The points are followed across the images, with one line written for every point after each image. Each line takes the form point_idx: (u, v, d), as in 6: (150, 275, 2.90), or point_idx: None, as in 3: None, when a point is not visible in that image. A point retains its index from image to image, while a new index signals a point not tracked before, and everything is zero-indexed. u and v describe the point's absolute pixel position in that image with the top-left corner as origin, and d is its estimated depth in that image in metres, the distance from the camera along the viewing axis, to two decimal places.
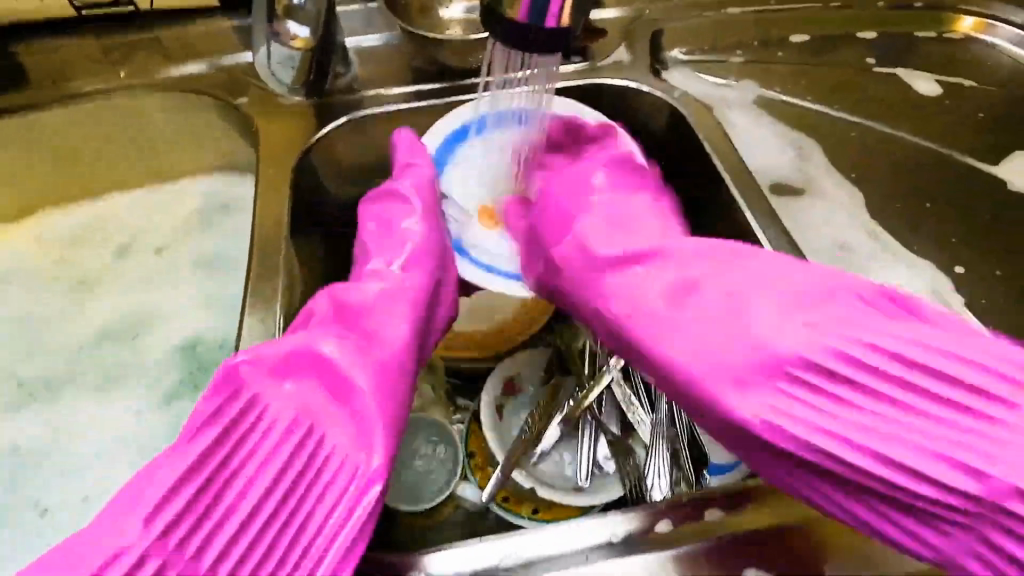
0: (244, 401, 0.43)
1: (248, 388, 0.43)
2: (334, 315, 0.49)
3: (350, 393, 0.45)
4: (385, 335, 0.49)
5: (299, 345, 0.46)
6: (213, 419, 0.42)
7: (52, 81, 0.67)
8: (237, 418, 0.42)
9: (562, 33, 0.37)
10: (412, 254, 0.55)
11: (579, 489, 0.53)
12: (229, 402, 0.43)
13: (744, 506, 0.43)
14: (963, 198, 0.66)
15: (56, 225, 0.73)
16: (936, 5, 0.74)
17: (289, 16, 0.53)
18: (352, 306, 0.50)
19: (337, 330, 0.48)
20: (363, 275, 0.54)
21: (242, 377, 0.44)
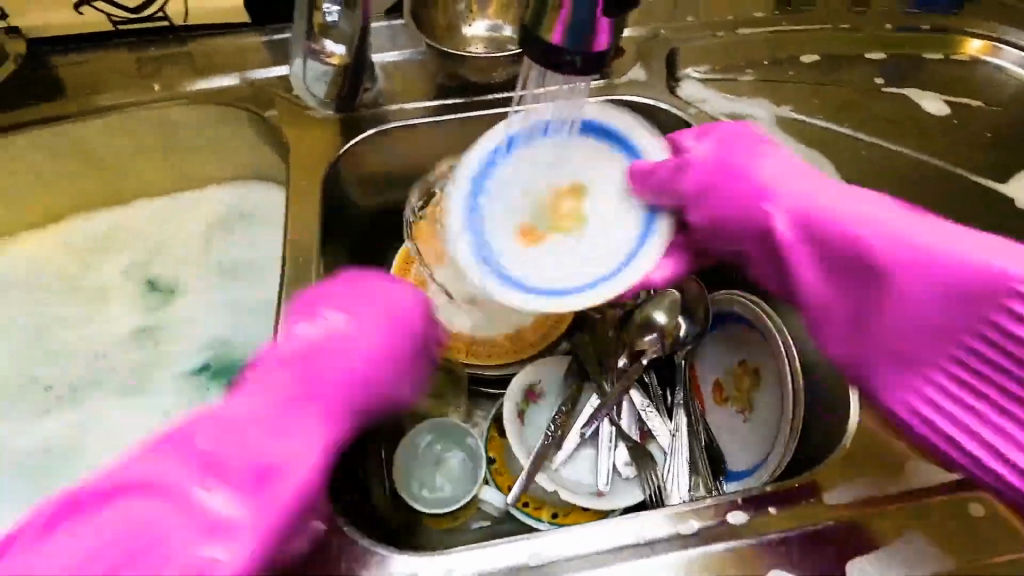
0: (155, 538, 0.39)
1: (159, 523, 0.40)
2: (261, 434, 0.44)
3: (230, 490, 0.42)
4: (285, 436, 0.45)
5: (224, 495, 0.41)
6: (112, 543, 0.39)
7: (87, 93, 0.69)
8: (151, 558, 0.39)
9: (600, 56, 0.39)
10: (348, 359, 0.50)
11: (600, 494, 0.54)
12: (132, 542, 0.39)
13: (770, 510, 0.43)
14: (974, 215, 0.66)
15: (85, 231, 0.75)
16: (940, 28, 0.77)
17: (324, 34, 0.56)
18: (283, 423, 0.46)
19: (268, 476, 0.43)
20: (310, 367, 0.48)
21: (144, 509, 0.40)
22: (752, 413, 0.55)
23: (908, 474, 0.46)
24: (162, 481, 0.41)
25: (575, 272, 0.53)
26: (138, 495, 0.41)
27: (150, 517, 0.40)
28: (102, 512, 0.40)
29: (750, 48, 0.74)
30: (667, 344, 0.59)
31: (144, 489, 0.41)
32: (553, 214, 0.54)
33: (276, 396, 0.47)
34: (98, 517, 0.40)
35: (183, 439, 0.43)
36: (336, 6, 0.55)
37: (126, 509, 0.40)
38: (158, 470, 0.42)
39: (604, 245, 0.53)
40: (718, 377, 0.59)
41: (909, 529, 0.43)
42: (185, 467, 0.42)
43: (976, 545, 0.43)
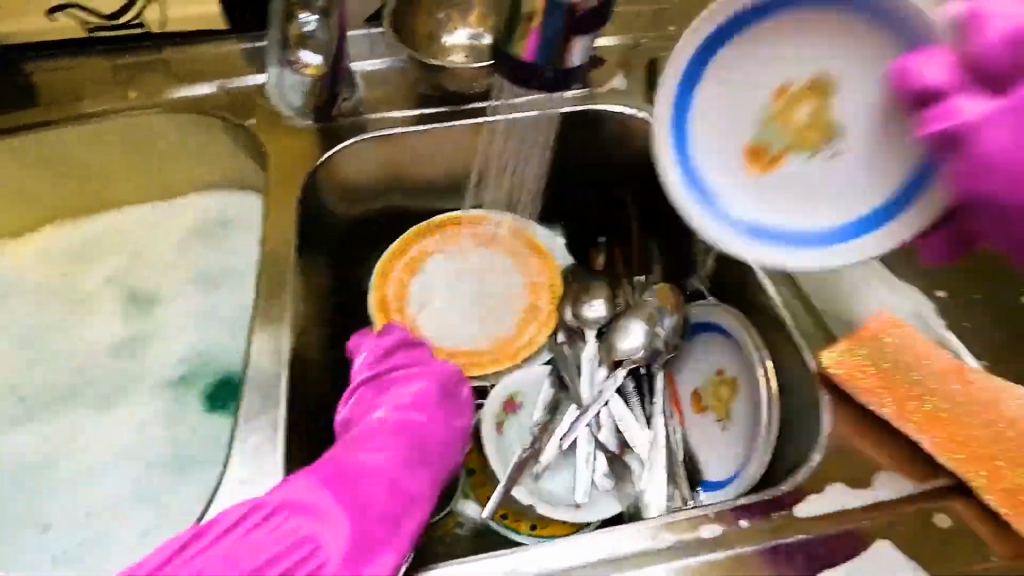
0: (314, 558, 0.40)
1: (320, 544, 0.41)
2: (391, 479, 0.45)
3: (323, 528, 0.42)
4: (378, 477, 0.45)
5: (369, 532, 0.42)
6: (281, 558, 0.40)
7: (62, 101, 0.68)
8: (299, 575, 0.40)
9: None
10: (432, 426, 0.51)
11: (578, 506, 0.54)
12: (284, 562, 0.40)
13: (743, 523, 0.41)
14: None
15: (60, 240, 0.74)
16: None
17: (302, 45, 0.56)
18: (403, 472, 0.47)
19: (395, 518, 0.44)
20: (410, 427, 0.50)
21: (298, 532, 0.41)
22: (730, 422, 0.56)
23: (878, 483, 0.43)
24: (319, 508, 0.42)
25: (833, 206, 0.50)
26: (299, 516, 0.41)
27: (314, 537, 0.41)
28: (261, 526, 0.41)
29: None
30: (645, 356, 0.60)
31: (315, 514, 0.42)
32: (787, 123, 0.52)
33: (385, 444, 0.48)
34: (273, 533, 0.41)
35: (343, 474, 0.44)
36: (314, 16, 0.55)
37: (275, 531, 0.41)
38: (311, 494, 0.42)
39: (860, 178, 0.49)
40: (697, 387, 0.59)
41: (883, 541, 0.40)
42: (345, 499, 0.43)
43: (960, 560, 0.40)
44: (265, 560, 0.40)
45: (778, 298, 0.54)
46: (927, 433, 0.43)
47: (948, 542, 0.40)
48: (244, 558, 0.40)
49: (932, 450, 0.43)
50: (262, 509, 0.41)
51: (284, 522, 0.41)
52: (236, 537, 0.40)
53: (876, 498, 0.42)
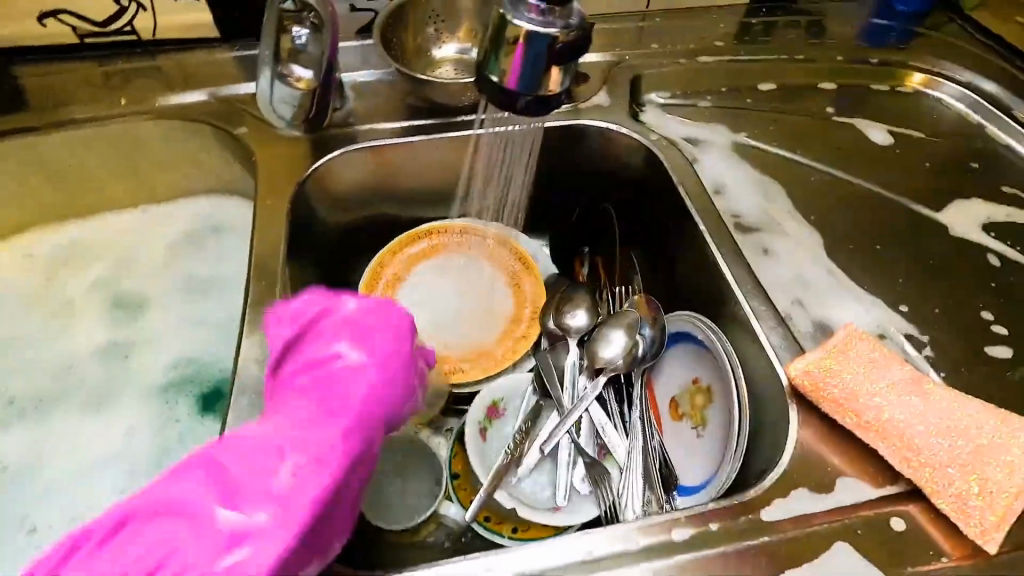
0: (181, 559, 0.35)
1: (200, 533, 0.35)
2: (286, 451, 0.39)
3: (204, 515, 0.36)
4: (269, 444, 0.39)
5: (246, 516, 0.36)
6: (157, 554, 0.35)
7: (51, 106, 0.69)
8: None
9: (547, 99, 0.41)
10: (352, 378, 0.44)
11: (557, 510, 0.55)
12: (148, 566, 0.35)
13: (713, 526, 0.43)
14: (932, 234, 0.67)
15: (48, 244, 0.75)
16: (887, 61, 0.82)
17: (293, 58, 0.57)
18: (303, 439, 0.40)
19: (286, 495, 0.37)
20: (322, 388, 0.43)
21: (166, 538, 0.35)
22: (705, 428, 0.58)
23: (839, 488, 0.45)
24: (186, 502, 0.36)
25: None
26: (166, 515, 0.36)
27: (182, 537, 0.35)
28: (143, 521, 0.36)
29: (711, 77, 0.77)
30: (623, 365, 0.62)
31: (184, 512, 0.36)
32: None
33: (290, 412, 0.42)
34: (137, 539, 0.35)
35: (232, 451, 0.38)
36: (305, 30, 0.57)
37: (139, 539, 0.35)
38: (179, 488, 0.37)
39: None
40: (675, 394, 0.61)
41: (840, 544, 0.43)
42: (229, 479, 0.37)
43: (912, 561, 0.42)
44: (128, 569, 0.34)
45: (752, 311, 0.56)
46: (886, 442, 0.45)
47: (903, 543, 0.43)
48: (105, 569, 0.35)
49: (891, 459, 0.45)
50: (142, 504, 0.36)
51: (150, 524, 0.36)
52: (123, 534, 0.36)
53: (836, 502, 0.45)
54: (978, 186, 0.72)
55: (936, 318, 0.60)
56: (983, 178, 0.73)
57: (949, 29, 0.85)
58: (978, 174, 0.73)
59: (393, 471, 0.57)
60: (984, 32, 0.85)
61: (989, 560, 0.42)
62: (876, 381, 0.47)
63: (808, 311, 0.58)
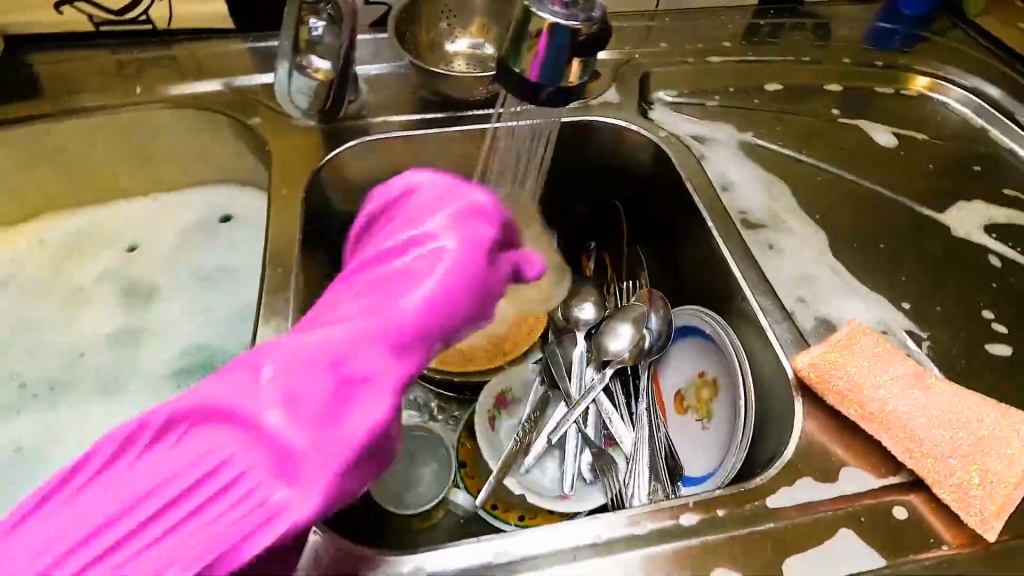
0: (226, 473, 0.34)
1: (248, 448, 0.34)
2: (336, 365, 0.36)
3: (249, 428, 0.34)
4: (317, 354, 0.36)
5: (292, 431, 0.34)
6: (206, 463, 0.35)
7: (65, 93, 0.69)
8: (212, 492, 0.34)
9: (567, 92, 0.41)
10: (413, 282, 0.40)
11: (564, 498, 0.56)
12: (198, 473, 0.35)
13: (720, 512, 0.44)
14: (934, 234, 0.68)
15: (60, 230, 0.75)
16: (892, 65, 0.83)
17: (310, 50, 0.58)
18: (355, 350, 0.36)
19: (336, 412, 0.35)
20: (381, 292, 0.40)
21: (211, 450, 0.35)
22: (710, 421, 0.59)
23: (843, 477, 0.46)
24: (234, 411, 0.35)
25: None
26: (210, 425, 0.35)
27: (229, 448, 0.34)
28: (185, 432, 0.35)
29: (718, 76, 0.78)
30: (629, 357, 0.63)
31: (229, 424, 0.35)
32: None
33: (349, 319, 0.39)
34: (182, 446, 0.35)
35: (278, 360, 0.36)
36: (321, 22, 0.57)
37: (184, 449, 0.35)
38: (223, 398, 0.35)
39: None
40: (680, 387, 0.62)
41: (844, 531, 0.44)
42: (273, 393, 0.35)
43: (912, 549, 0.43)
44: (175, 477, 0.35)
45: (758, 306, 0.57)
46: (889, 433, 0.46)
47: (904, 531, 0.44)
48: (154, 474, 0.35)
49: (894, 450, 0.46)
50: (182, 414, 0.36)
51: (194, 434, 0.35)
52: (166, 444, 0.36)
53: (840, 491, 0.46)
54: (980, 188, 0.73)
55: (938, 316, 0.61)
56: (985, 180, 0.74)
57: (954, 34, 0.87)
58: (980, 177, 0.74)
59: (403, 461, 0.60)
60: (988, 37, 0.86)
61: (988, 549, 0.43)
62: (880, 374, 0.48)
63: (813, 306, 0.59)
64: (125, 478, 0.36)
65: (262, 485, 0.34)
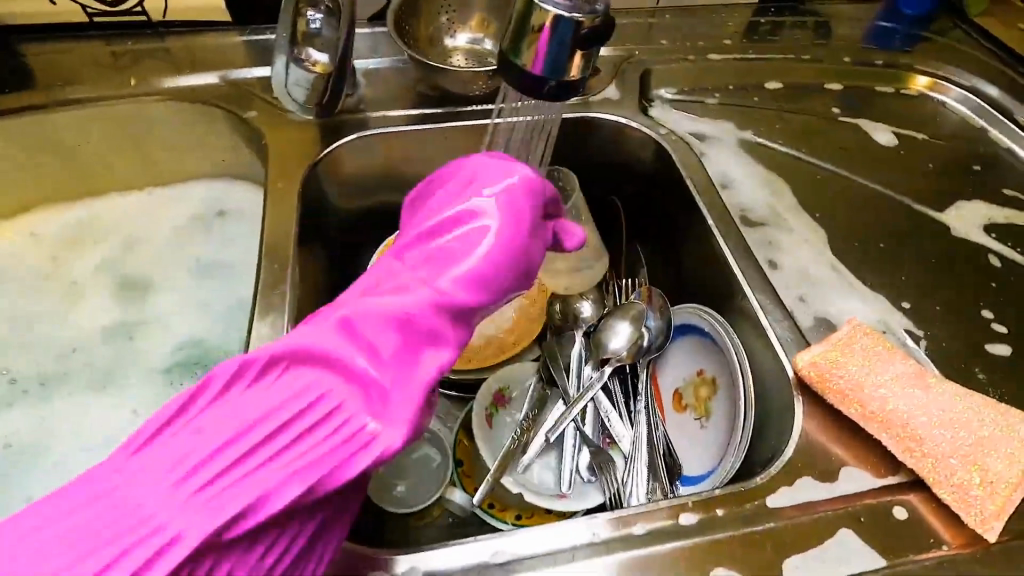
0: (310, 415, 0.35)
1: (332, 394, 0.35)
2: (410, 319, 0.37)
3: (334, 373, 0.36)
4: (390, 308, 0.37)
5: (375, 375, 0.35)
6: (287, 408, 0.35)
7: (58, 84, 0.68)
8: (307, 425, 0.34)
9: (570, 85, 0.41)
10: (473, 243, 0.41)
11: (562, 497, 0.56)
12: (282, 416, 0.35)
13: (719, 512, 0.44)
14: (934, 233, 0.68)
15: (52, 224, 0.74)
16: (892, 64, 0.83)
17: (307, 43, 0.57)
18: (425, 307, 0.38)
19: (416, 357, 0.37)
20: (439, 257, 0.41)
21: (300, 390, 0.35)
22: (709, 420, 0.59)
23: (843, 477, 0.46)
24: (320, 356, 0.36)
25: None
26: (303, 366, 0.36)
27: (322, 388, 0.35)
28: (263, 382, 0.36)
29: (718, 74, 0.78)
30: (628, 356, 0.62)
31: (323, 364, 0.36)
32: None
33: (420, 277, 0.40)
34: (270, 388, 0.36)
35: (355, 315, 0.37)
36: (319, 15, 0.56)
37: (274, 391, 0.36)
38: (317, 341, 0.36)
39: None
40: (679, 386, 0.62)
41: (844, 531, 0.43)
42: (354, 344, 0.36)
43: (912, 549, 0.43)
44: (264, 415, 0.35)
45: (758, 304, 0.57)
46: (888, 433, 0.46)
47: (904, 532, 0.44)
48: (236, 416, 0.35)
49: (894, 449, 0.45)
50: (258, 366, 0.36)
51: (285, 375, 0.36)
52: (236, 394, 0.36)
53: (840, 491, 0.45)
54: (979, 188, 0.73)
55: (937, 315, 0.61)
56: (984, 179, 0.74)
57: (954, 34, 0.86)
58: (980, 176, 0.74)
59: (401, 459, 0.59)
60: (988, 37, 0.86)
61: (988, 549, 0.43)
62: (880, 373, 0.48)
63: (813, 304, 0.59)
64: (196, 426, 0.34)
65: (349, 425, 0.34)
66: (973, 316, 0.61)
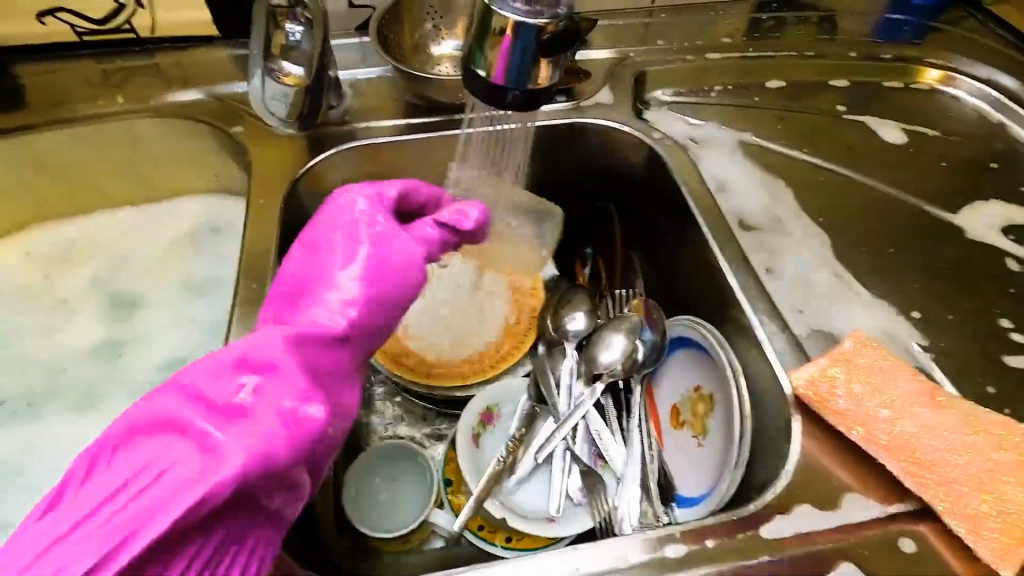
0: (140, 478, 0.34)
1: (163, 457, 0.34)
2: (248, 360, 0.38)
3: (169, 435, 0.35)
4: (231, 352, 0.39)
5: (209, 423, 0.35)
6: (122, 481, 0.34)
7: (49, 104, 0.68)
8: (130, 493, 0.33)
9: (539, 92, 0.39)
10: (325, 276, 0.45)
11: (551, 521, 0.53)
12: (119, 485, 0.34)
13: (709, 544, 0.41)
14: (945, 236, 0.64)
15: (45, 242, 0.74)
16: (902, 58, 0.79)
17: (284, 55, 0.56)
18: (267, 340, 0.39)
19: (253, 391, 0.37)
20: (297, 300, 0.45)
21: (150, 442, 0.35)
22: (706, 438, 0.55)
23: (846, 504, 0.43)
24: (157, 418, 0.36)
25: None
26: (142, 437, 0.36)
27: (160, 448, 0.35)
28: (105, 461, 0.36)
29: (717, 74, 0.75)
30: (623, 369, 0.60)
31: (159, 427, 0.35)
32: None
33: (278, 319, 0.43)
34: (107, 469, 0.35)
35: (193, 375, 0.37)
36: (298, 27, 0.55)
37: (119, 458, 0.35)
38: (155, 404, 0.36)
39: None
40: (676, 402, 0.59)
41: (846, 565, 0.41)
42: (192, 398, 0.36)
43: None
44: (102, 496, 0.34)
45: (756, 318, 0.53)
46: (893, 456, 0.43)
47: (911, 568, 0.41)
48: (82, 500, 0.34)
49: (898, 474, 0.43)
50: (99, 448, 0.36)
51: (122, 451, 0.36)
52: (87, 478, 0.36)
53: (841, 519, 0.42)
54: (997, 186, 0.69)
55: (952, 324, 0.57)
56: (1003, 178, 0.70)
57: (968, 24, 0.82)
58: (998, 175, 0.70)
59: (381, 479, 0.58)
60: (1004, 26, 0.81)
61: None
62: (886, 393, 0.45)
63: (812, 317, 0.56)
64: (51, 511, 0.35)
65: (174, 475, 0.33)
66: (993, 327, 0.57)
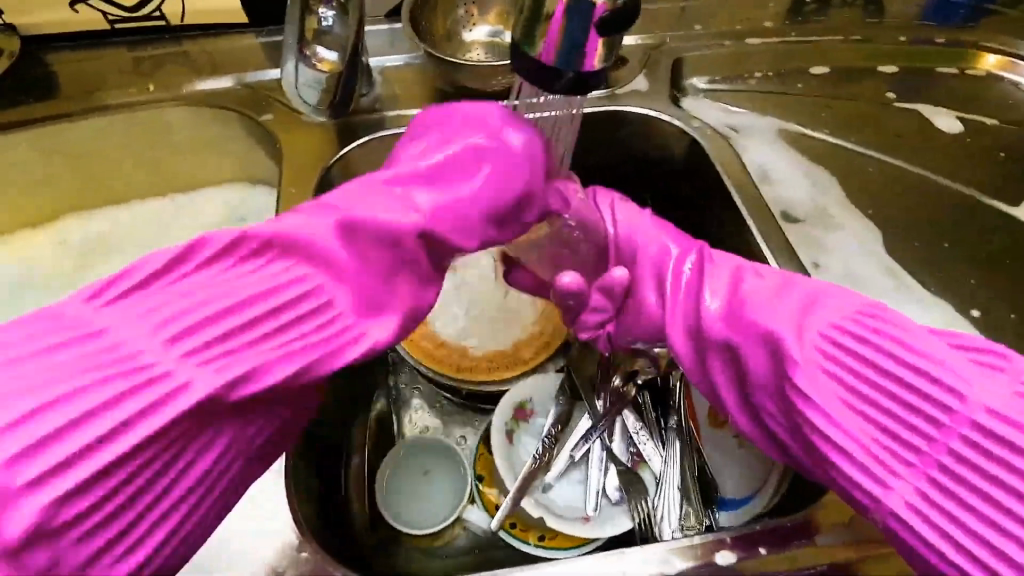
0: (312, 297, 0.36)
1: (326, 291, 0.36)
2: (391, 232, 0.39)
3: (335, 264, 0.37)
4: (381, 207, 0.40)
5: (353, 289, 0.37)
6: (282, 298, 0.34)
7: (81, 92, 0.68)
8: (296, 316, 0.35)
9: (592, 76, 0.37)
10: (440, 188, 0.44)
11: (587, 520, 0.52)
12: (281, 299, 0.34)
13: (761, 551, 0.41)
14: (1003, 232, 0.63)
15: (79, 230, 0.75)
16: (956, 42, 0.74)
17: (317, 40, 0.54)
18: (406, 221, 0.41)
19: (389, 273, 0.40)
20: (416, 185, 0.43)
21: (308, 266, 0.36)
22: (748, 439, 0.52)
23: None
24: (320, 248, 0.36)
25: None
26: (305, 254, 0.36)
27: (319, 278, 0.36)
28: (257, 257, 0.35)
29: (758, 60, 0.71)
30: (661, 366, 0.58)
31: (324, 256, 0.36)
32: None
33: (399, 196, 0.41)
34: (261, 270, 0.35)
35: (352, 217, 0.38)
36: (331, 11, 0.53)
37: (266, 266, 0.35)
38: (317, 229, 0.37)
39: None
40: None
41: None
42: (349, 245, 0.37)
43: None
44: (262, 295, 0.34)
45: None
46: None
47: None
48: (234, 290, 0.33)
49: None
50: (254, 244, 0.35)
51: (277, 259, 0.35)
52: (226, 268, 0.34)
53: None
54: None
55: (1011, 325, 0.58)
56: None
57: None
58: None
59: (412, 471, 0.57)
60: None
61: None
62: None
63: None
64: (184, 288, 0.32)
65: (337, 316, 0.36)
66: None
